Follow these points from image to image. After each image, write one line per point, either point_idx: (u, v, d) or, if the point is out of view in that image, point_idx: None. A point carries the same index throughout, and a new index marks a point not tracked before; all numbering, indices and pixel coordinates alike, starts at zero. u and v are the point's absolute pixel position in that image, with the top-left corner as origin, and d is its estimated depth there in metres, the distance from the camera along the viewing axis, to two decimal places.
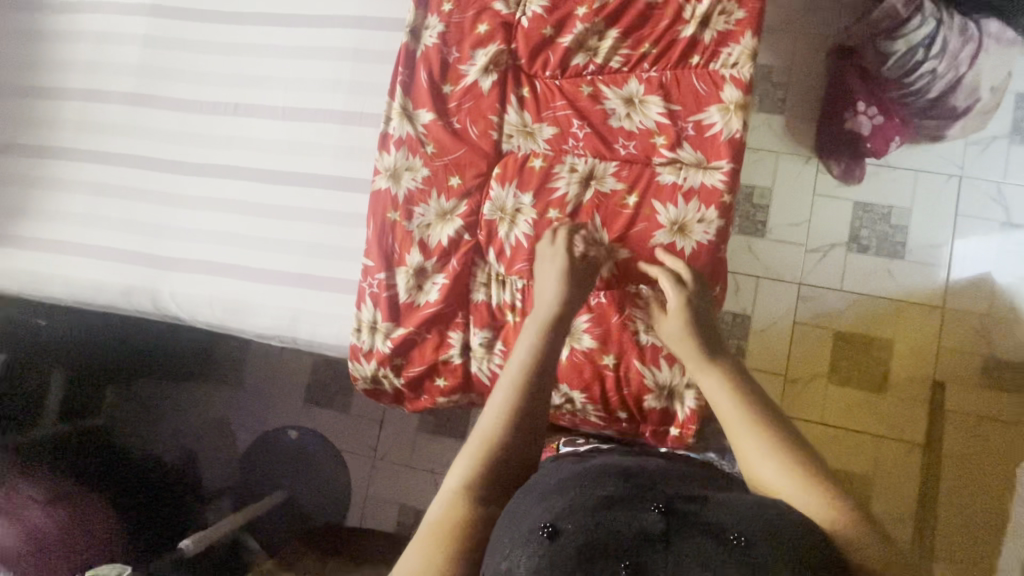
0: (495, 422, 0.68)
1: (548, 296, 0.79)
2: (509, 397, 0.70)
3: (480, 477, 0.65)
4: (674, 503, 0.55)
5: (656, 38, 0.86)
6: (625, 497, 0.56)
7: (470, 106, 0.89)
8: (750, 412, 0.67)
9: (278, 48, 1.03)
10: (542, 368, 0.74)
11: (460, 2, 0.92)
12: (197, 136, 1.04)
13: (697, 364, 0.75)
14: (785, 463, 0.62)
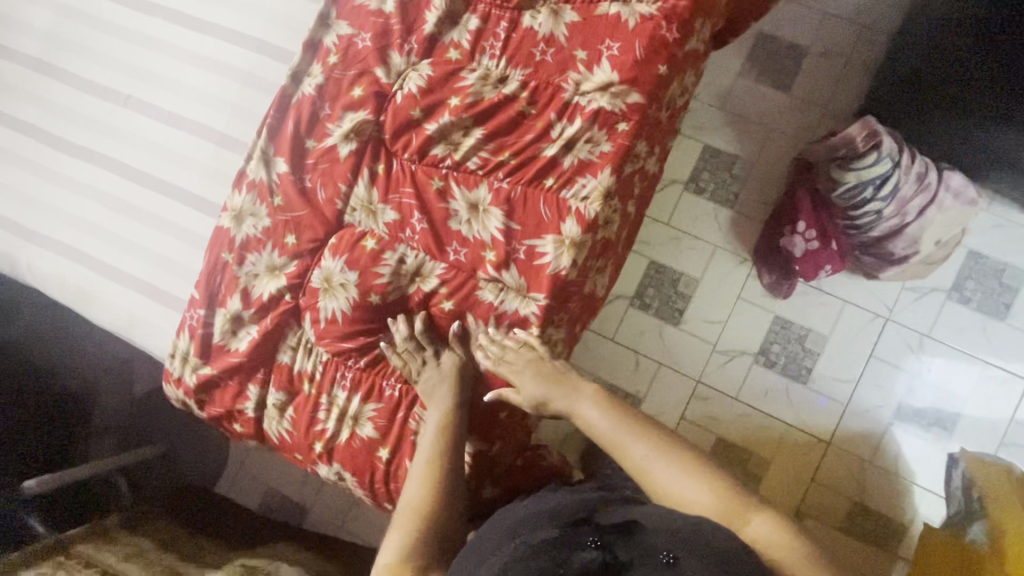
0: (416, 504, 0.74)
1: (437, 407, 0.82)
2: (422, 480, 0.76)
3: (411, 557, 0.69)
4: (607, 540, 0.61)
5: (517, 149, 0.84)
6: (557, 541, 0.62)
7: (325, 169, 0.88)
8: (625, 432, 0.77)
9: (176, 49, 1.01)
10: (443, 462, 0.77)
11: (345, 58, 0.90)
12: (84, 117, 1.03)
13: (570, 393, 0.83)
14: (697, 478, 0.71)
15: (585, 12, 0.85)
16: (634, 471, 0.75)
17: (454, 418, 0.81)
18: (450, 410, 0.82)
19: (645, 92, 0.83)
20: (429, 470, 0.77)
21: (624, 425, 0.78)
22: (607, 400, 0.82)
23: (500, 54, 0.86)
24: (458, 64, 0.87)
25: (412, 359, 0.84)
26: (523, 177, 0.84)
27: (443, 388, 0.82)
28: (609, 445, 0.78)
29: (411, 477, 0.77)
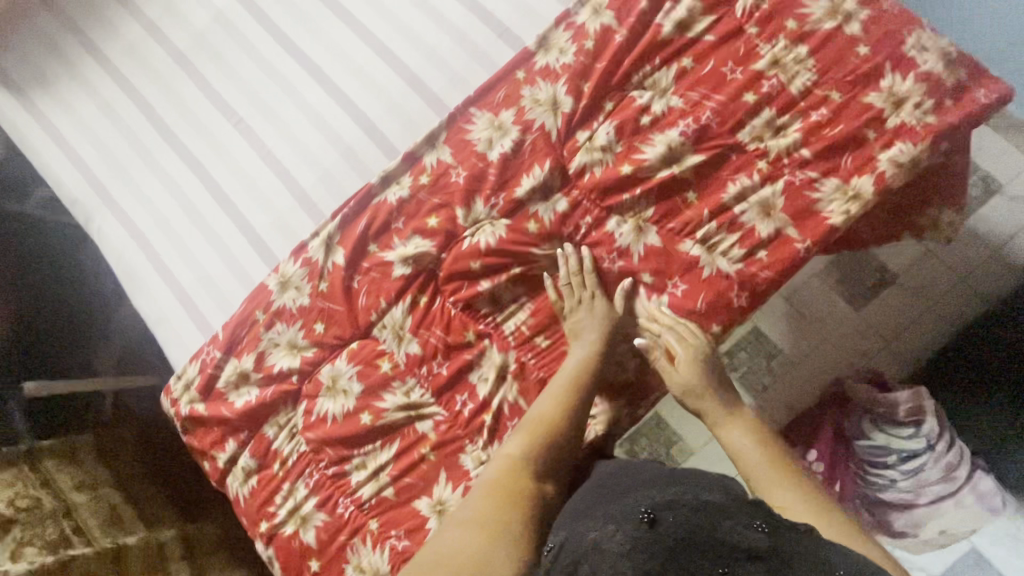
0: (546, 410, 0.76)
1: (585, 342, 0.82)
2: (558, 388, 0.78)
3: (529, 458, 0.72)
4: (777, 525, 0.53)
5: (552, 340, 0.86)
6: (726, 504, 0.56)
7: (374, 278, 0.91)
8: (769, 456, 0.72)
9: (300, 100, 1.07)
10: (580, 390, 0.78)
11: (434, 183, 0.93)
12: (197, 121, 1.10)
13: (717, 418, 0.79)
14: (826, 521, 0.63)
15: (668, 241, 0.86)
16: (757, 486, 0.69)
17: (598, 359, 0.80)
18: (599, 348, 0.81)
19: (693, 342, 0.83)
20: (565, 384, 0.78)
21: (766, 449, 0.73)
22: (755, 427, 0.77)
23: (574, 244, 0.88)
24: (532, 236, 0.88)
25: (573, 294, 0.84)
26: (548, 367, 0.85)
27: (596, 329, 0.81)
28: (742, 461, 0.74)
29: (550, 384, 0.80)
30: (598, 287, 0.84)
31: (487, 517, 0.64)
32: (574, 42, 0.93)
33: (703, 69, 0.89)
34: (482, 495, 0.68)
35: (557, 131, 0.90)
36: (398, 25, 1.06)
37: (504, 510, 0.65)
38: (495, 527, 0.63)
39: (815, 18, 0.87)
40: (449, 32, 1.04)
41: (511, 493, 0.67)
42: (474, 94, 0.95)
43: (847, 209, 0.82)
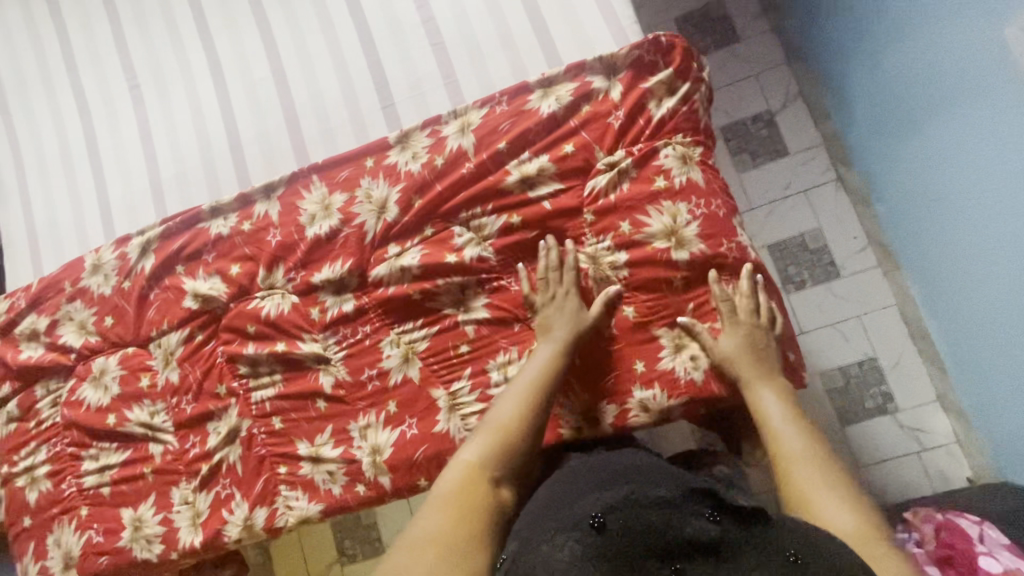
0: (511, 411, 0.72)
1: (550, 345, 0.80)
2: (525, 385, 0.76)
3: (493, 462, 0.67)
4: (736, 517, 0.55)
5: (286, 424, 0.90)
6: (656, 502, 0.57)
7: (168, 297, 0.96)
8: (790, 438, 0.72)
9: (192, 91, 1.08)
10: (542, 392, 0.75)
11: (252, 233, 0.94)
12: (101, 72, 1.12)
13: (757, 374, 0.78)
14: (857, 518, 0.61)
15: (424, 380, 0.86)
16: (786, 483, 0.68)
17: (560, 363, 0.78)
18: (565, 348, 0.79)
19: (397, 483, 0.85)
20: (528, 388, 0.75)
21: (790, 432, 0.72)
22: (786, 403, 0.76)
23: (343, 347, 0.89)
24: (310, 323, 0.91)
25: (548, 290, 0.83)
26: (272, 446, 0.90)
27: (564, 329, 0.80)
28: (774, 443, 0.72)
29: (512, 386, 0.77)
30: (575, 286, 0.83)
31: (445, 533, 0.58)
32: (429, 152, 0.91)
33: (528, 233, 0.87)
34: (436, 504, 0.62)
35: (372, 234, 0.90)
36: (302, 55, 1.04)
37: (463, 514, 0.60)
38: (450, 548, 0.56)
39: (649, 232, 0.84)
40: (342, 84, 1.02)
41: (469, 505, 0.62)
42: (323, 161, 0.95)
43: (770, 308, 0.82)
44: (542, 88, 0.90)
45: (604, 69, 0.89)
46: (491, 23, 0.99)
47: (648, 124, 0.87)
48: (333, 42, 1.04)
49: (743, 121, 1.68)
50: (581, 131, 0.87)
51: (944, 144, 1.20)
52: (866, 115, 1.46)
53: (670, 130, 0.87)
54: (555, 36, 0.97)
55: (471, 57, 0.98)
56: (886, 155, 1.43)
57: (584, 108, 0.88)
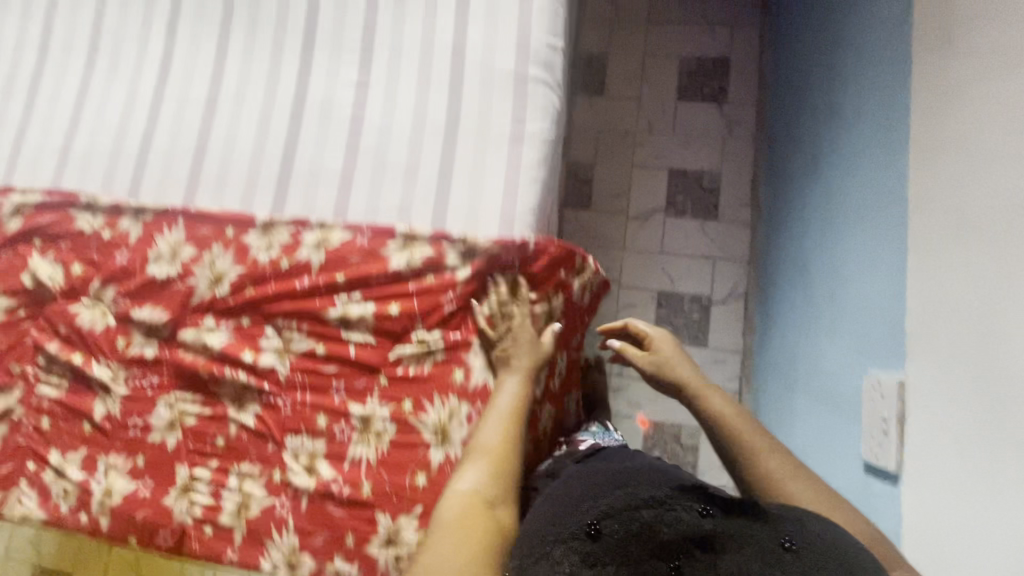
0: (497, 438, 0.74)
1: (514, 379, 0.83)
2: (500, 407, 0.78)
3: (488, 486, 0.69)
4: (720, 513, 0.56)
5: (51, 428, 0.95)
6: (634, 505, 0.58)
7: (15, 264, 1.01)
8: (750, 434, 0.75)
9: (134, 82, 1.12)
10: (519, 418, 0.78)
11: (107, 243, 0.99)
12: (70, 24, 1.17)
13: (695, 390, 0.83)
14: (822, 499, 0.67)
15: (176, 451, 0.91)
16: (751, 469, 0.72)
17: (527, 389, 0.81)
18: (530, 372, 0.82)
19: (112, 528, 0.91)
20: (502, 416, 0.77)
21: (739, 425, 0.76)
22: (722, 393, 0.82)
23: (127, 386, 0.94)
24: (112, 350, 0.95)
25: (504, 324, 0.87)
26: (31, 441, 0.95)
27: (523, 359, 0.83)
28: (726, 435, 0.77)
29: (490, 413, 0.78)
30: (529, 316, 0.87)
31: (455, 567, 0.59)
32: (282, 249, 0.94)
33: (324, 368, 0.89)
34: (438, 534, 0.64)
35: (198, 299, 0.94)
36: (240, 95, 1.08)
37: (470, 539, 0.62)
38: None
39: (424, 419, 0.86)
40: (256, 141, 1.04)
41: (470, 530, 0.63)
42: (196, 209, 0.99)
43: (645, 330, 0.94)
44: (404, 239, 0.92)
45: (462, 248, 0.91)
46: (406, 151, 1.01)
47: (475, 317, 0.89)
48: (269, 97, 1.06)
49: (682, 295, 1.69)
50: (414, 298, 0.90)
51: (822, 352, 1.13)
52: (779, 333, 1.44)
53: (489, 331, 0.87)
54: (451, 194, 0.98)
55: (373, 173, 1.00)
56: (778, 380, 1.40)
57: (429, 277, 0.90)
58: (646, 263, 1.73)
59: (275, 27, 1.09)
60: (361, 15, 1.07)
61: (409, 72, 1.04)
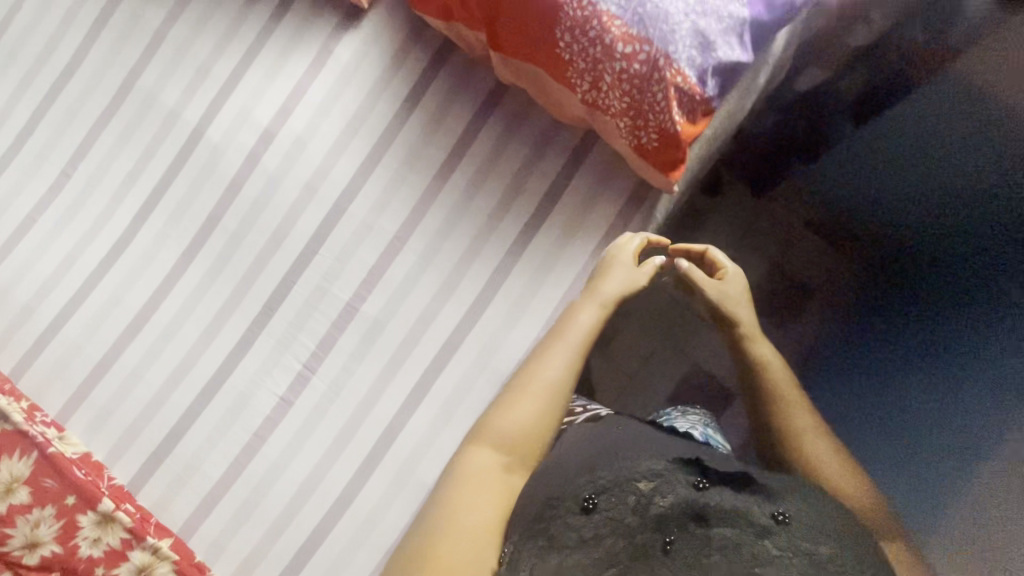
0: (562, 369, 0.72)
1: (576, 338, 0.76)
2: (574, 334, 0.77)
3: (516, 433, 0.66)
4: (712, 483, 0.62)
5: None
6: (631, 463, 0.64)
7: None
8: (773, 386, 0.74)
9: (82, 246, 1.01)
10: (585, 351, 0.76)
11: None
12: (54, 139, 1.04)
13: (752, 337, 0.79)
14: (887, 527, 0.61)
15: None
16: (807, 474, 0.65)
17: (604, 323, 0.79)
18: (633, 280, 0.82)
19: None
20: (565, 331, 0.77)
21: (782, 389, 0.73)
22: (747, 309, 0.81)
23: None
24: None
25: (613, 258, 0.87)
26: None
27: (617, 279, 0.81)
28: (770, 407, 0.73)
29: (548, 342, 0.76)
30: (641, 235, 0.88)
31: (475, 531, 0.57)
32: (107, 553, 0.89)
33: None
34: (463, 485, 0.61)
35: (6, 552, 0.88)
36: (171, 328, 0.98)
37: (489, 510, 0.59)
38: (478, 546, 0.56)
39: None
40: (157, 393, 0.96)
41: (487, 492, 0.61)
42: (53, 452, 0.91)
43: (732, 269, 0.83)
44: None
45: None
46: (283, 506, 0.93)
47: None
48: (195, 353, 0.97)
49: None
50: None
51: None
52: None
53: None
54: None
55: (240, 508, 0.93)
56: None
57: None
58: None
59: (239, 281, 0.97)
60: (323, 328, 0.95)
61: (334, 420, 0.94)
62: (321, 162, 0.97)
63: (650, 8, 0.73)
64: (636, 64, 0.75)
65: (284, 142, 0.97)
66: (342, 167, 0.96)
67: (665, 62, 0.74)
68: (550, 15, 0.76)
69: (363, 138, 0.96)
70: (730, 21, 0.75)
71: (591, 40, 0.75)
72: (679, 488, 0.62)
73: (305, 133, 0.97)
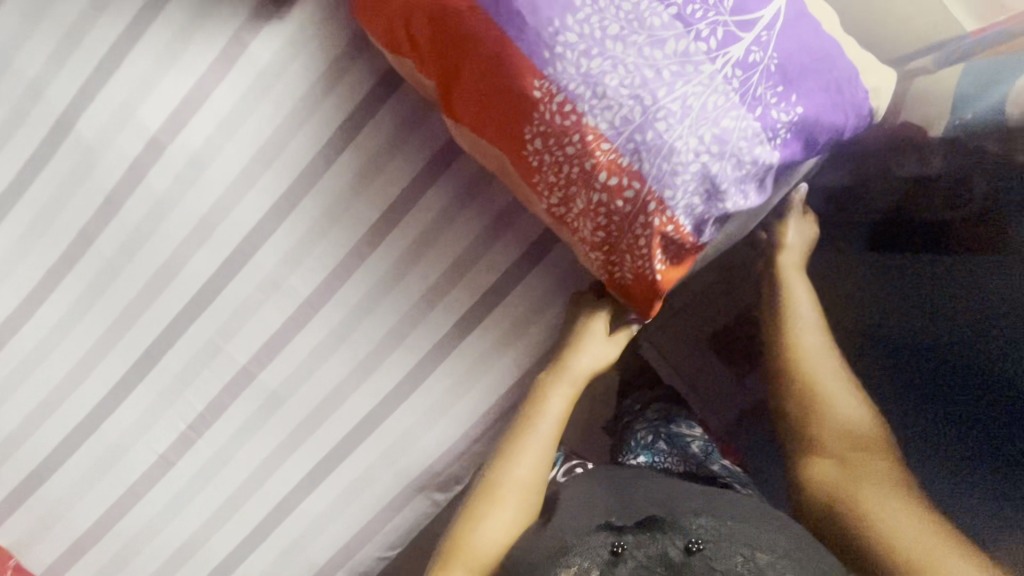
0: (529, 467, 0.68)
1: (551, 422, 0.70)
2: (545, 424, 0.70)
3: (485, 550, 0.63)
4: (627, 535, 0.56)
5: None
6: (551, 551, 0.56)
7: None
8: (805, 317, 0.72)
9: None
10: (554, 441, 0.70)
11: None
12: None
13: (796, 271, 0.75)
14: (867, 464, 0.62)
15: None
16: (805, 423, 0.67)
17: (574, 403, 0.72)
18: (592, 357, 0.72)
19: None
20: (534, 420, 0.70)
21: (802, 318, 0.72)
22: (784, 268, 0.75)
23: None
24: None
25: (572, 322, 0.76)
26: None
27: (587, 354, 0.72)
28: (783, 345, 0.72)
29: (517, 431, 0.70)
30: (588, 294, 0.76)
31: None
32: None
33: None
34: None
35: None
36: (32, 361, 0.83)
37: None
38: None
39: None
40: (17, 429, 0.84)
41: None
42: None
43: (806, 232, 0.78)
44: None
45: None
46: (157, 566, 0.86)
47: None
48: (62, 393, 0.83)
49: None
50: None
51: None
52: None
53: None
54: None
55: (110, 560, 0.86)
56: None
57: None
58: None
59: (115, 319, 0.81)
60: (214, 389, 0.83)
61: (220, 487, 0.85)
62: (222, 194, 0.77)
63: (649, 137, 0.53)
64: (619, 199, 0.57)
65: (174, 159, 0.76)
66: (249, 206, 0.77)
67: (656, 207, 0.57)
68: (518, 108, 0.55)
69: (277, 174, 0.76)
70: (752, 167, 0.56)
71: (566, 156, 0.56)
72: (594, 562, 0.53)
73: (203, 154, 0.76)
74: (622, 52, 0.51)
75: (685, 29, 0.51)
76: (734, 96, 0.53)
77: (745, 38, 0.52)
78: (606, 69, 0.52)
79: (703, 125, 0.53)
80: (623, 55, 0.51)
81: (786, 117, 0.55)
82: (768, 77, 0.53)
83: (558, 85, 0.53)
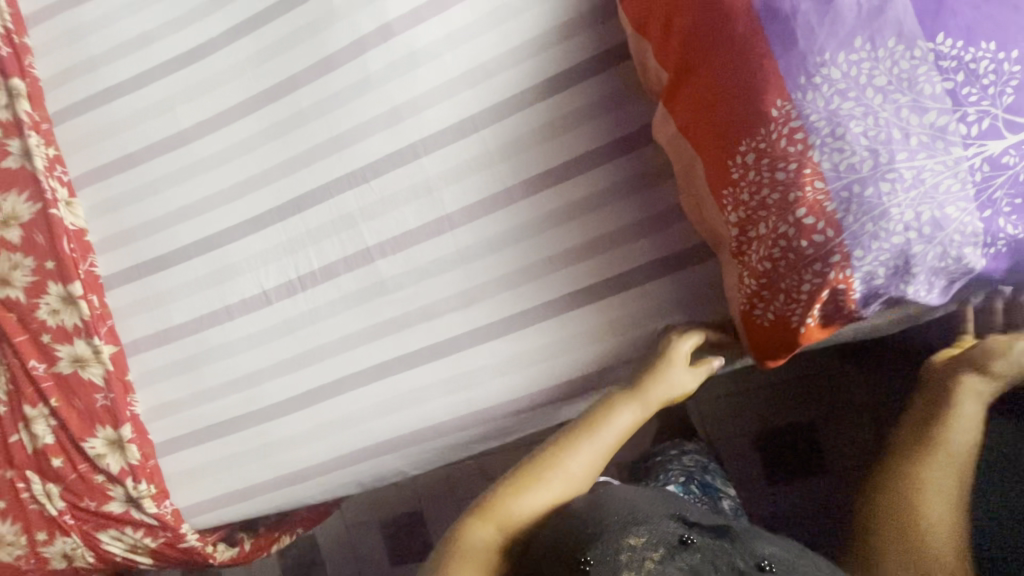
0: (577, 458, 0.72)
1: (611, 427, 0.74)
2: (602, 428, 0.74)
3: (516, 507, 0.69)
4: (695, 528, 0.61)
5: None
6: (623, 518, 0.60)
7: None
8: None
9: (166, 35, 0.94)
10: (611, 444, 0.74)
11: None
12: None
13: None
14: None
15: None
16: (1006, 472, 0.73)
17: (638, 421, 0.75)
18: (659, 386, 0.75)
19: None
20: (597, 420, 0.74)
21: None
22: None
23: None
24: None
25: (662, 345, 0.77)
26: None
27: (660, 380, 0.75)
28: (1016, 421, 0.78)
29: (577, 423, 0.76)
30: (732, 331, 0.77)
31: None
32: (61, 332, 0.93)
33: None
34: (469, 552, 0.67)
35: None
36: (201, 166, 0.92)
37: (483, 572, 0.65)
38: None
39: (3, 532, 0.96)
40: (165, 215, 0.94)
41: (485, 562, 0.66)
42: (70, 228, 0.94)
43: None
44: (116, 440, 0.93)
45: (133, 496, 0.94)
46: (219, 381, 0.94)
47: (88, 527, 0.96)
48: (213, 203, 0.92)
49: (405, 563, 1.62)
50: (76, 474, 0.94)
51: None
52: None
53: (91, 546, 0.97)
54: (196, 449, 0.96)
55: (183, 358, 0.95)
56: None
57: (98, 477, 0.94)
58: (419, 513, 1.62)
59: (283, 161, 0.90)
60: (333, 256, 0.89)
61: (299, 340, 0.92)
62: (422, 95, 0.84)
63: (867, 192, 0.53)
64: (805, 239, 0.56)
65: (400, 50, 0.84)
66: (438, 113, 0.84)
67: (838, 260, 0.56)
68: (747, 120, 0.57)
69: (476, 96, 0.82)
70: (954, 264, 0.55)
71: (773, 180, 0.57)
72: (661, 541, 0.58)
73: (423, 54, 0.83)
74: (879, 105, 0.52)
75: (952, 106, 0.51)
76: (970, 188, 0.52)
77: (1007, 138, 0.51)
78: (854, 114, 0.53)
79: (927, 202, 0.52)
80: (879, 108, 0.52)
81: (1012, 230, 0.54)
82: (1012, 186, 0.52)
83: (799, 112, 0.54)
